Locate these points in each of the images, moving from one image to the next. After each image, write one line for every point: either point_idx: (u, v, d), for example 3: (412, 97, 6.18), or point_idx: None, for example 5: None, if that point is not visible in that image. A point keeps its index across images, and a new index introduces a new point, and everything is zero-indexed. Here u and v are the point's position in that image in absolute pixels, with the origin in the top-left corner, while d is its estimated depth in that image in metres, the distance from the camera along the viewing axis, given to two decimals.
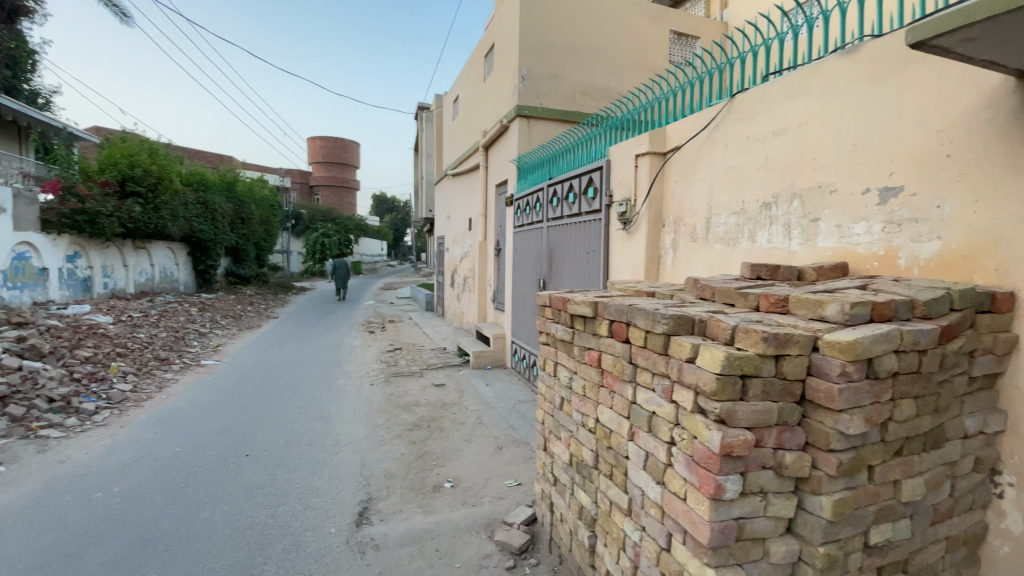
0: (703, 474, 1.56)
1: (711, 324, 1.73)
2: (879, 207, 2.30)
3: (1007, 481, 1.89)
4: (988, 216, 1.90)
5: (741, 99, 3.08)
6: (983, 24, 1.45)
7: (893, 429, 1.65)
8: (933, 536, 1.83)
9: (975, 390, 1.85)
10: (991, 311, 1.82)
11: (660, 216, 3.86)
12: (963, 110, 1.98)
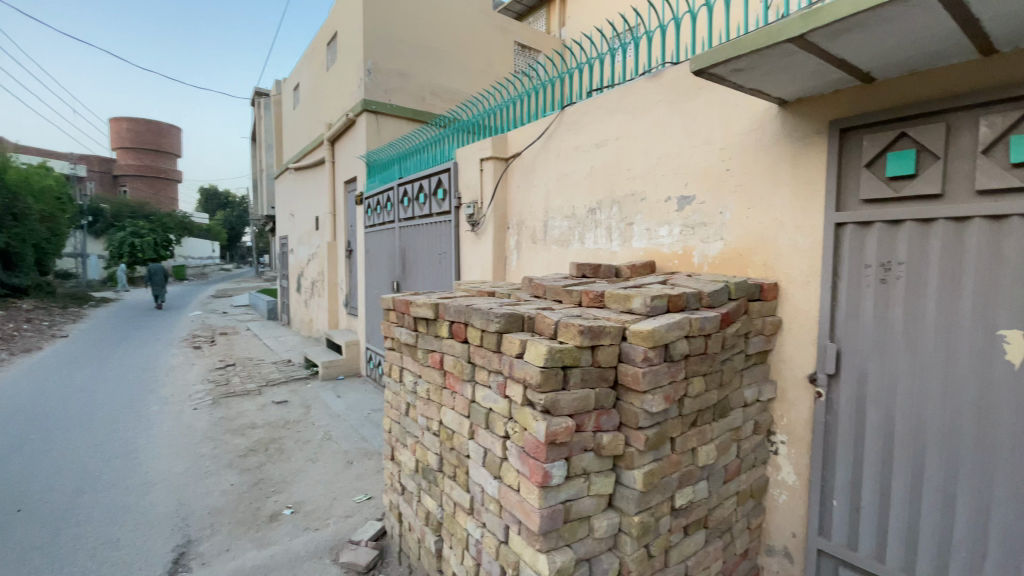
0: (532, 464, 1.65)
1: (538, 320, 1.86)
2: (677, 212, 2.70)
3: (780, 439, 2.31)
4: (759, 221, 2.33)
5: (572, 111, 3.34)
6: (747, 57, 1.76)
7: (689, 404, 1.92)
8: (727, 493, 2.15)
9: (752, 365, 2.24)
10: (761, 298, 2.23)
11: (505, 218, 4.00)
12: (740, 133, 2.39)
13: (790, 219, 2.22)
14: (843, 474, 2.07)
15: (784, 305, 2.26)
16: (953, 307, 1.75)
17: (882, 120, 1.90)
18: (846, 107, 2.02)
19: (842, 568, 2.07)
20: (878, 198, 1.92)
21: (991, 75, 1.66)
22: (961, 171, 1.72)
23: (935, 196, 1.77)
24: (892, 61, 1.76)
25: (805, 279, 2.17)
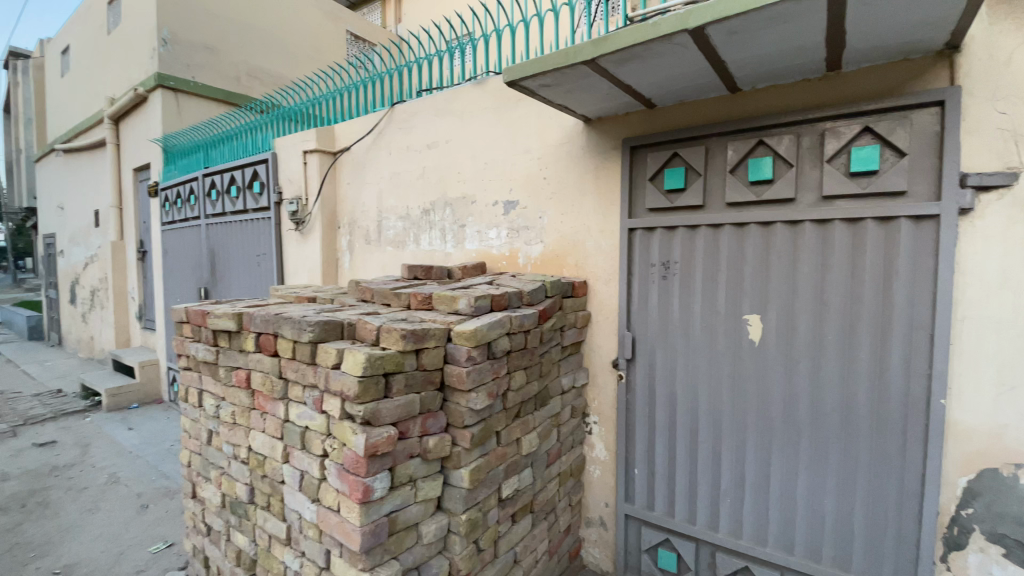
0: (352, 481, 1.56)
1: (358, 327, 1.76)
2: (504, 216, 2.82)
3: (593, 420, 2.57)
4: (571, 225, 2.57)
5: (401, 109, 3.27)
6: (552, 73, 1.90)
7: (512, 397, 2.03)
8: (549, 476, 2.32)
9: (567, 355, 2.46)
10: (573, 295, 2.47)
11: (333, 217, 3.73)
12: (554, 144, 2.61)
13: (596, 223, 2.49)
14: (642, 444, 2.38)
15: (593, 301, 2.53)
16: (713, 296, 2.15)
17: (661, 141, 2.25)
18: (635, 128, 2.34)
19: (644, 527, 2.38)
20: (660, 208, 2.27)
21: (732, 111, 2.08)
22: (715, 187, 2.12)
23: (698, 207, 2.16)
24: (666, 90, 2.08)
25: (609, 277, 2.46)
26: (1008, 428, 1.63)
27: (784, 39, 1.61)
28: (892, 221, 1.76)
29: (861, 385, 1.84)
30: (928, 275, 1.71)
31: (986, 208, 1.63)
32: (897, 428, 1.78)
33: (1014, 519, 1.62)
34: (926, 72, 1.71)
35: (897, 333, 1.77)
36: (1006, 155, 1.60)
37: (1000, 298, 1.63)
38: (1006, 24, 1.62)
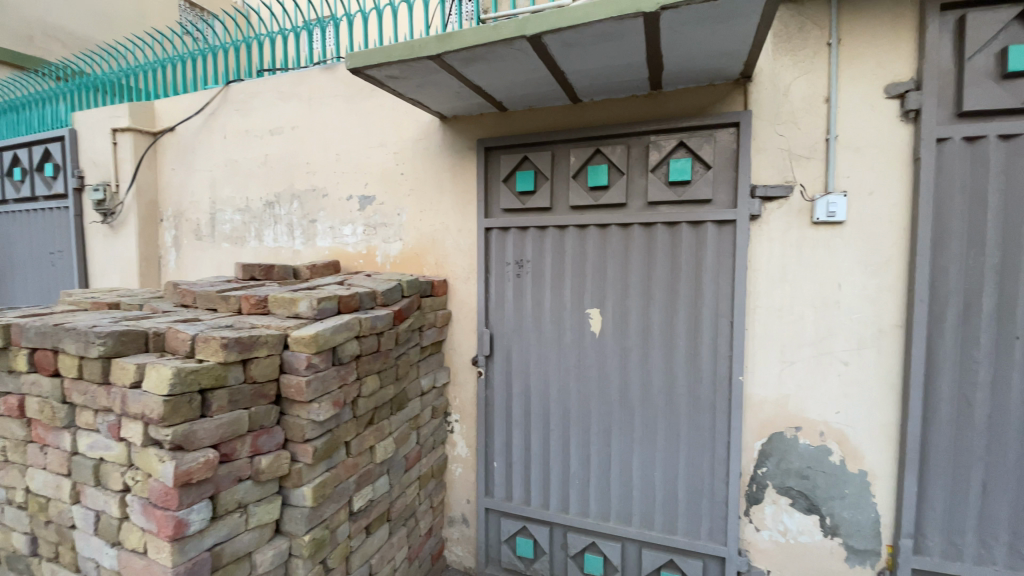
0: (160, 516, 1.35)
1: (168, 337, 1.53)
2: (359, 212, 2.67)
3: (454, 419, 2.57)
4: (428, 223, 2.53)
5: (239, 89, 2.93)
6: (398, 65, 1.83)
7: (362, 404, 1.92)
8: (408, 480, 2.26)
9: (426, 356, 2.41)
10: (432, 294, 2.43)
11: (157, 208, 3.22)
12: (409, 138, 2.54)
13: (454, 222, 2.48)
14: (500, 438, 2.45)
15: (452, 299, 2.53)
16: (560, 293, 2.28)
17: (512, 143, 2.32)
18: (489, 128, 2.38)
19: (504, 518, 2.45)
20: (513, 208, 2.33)
21: (574, 119, 2.22)
22: (560, 190, 2.25)
23: (547, 209, 2.27)
24: (514, 94, 2.13)
25: (467, 275, 2.47)
26: (789, 396, 1.95)
27: (612, 55, 1.73)
28: (702, 225, 2.02)
29: (680, 368, 2.09)
30: (729, 272, 1.99)
31: (769, 215, 1.94)
32: (708, 404, 2.06)
33: (793, 472, 1.96)
34: (726, 97, 1.98)
35: (707, 321, 2.04)
36: (785, 171, 1.91)
37: (781, 290, 1.94)
38: (785, 60, 1.91)
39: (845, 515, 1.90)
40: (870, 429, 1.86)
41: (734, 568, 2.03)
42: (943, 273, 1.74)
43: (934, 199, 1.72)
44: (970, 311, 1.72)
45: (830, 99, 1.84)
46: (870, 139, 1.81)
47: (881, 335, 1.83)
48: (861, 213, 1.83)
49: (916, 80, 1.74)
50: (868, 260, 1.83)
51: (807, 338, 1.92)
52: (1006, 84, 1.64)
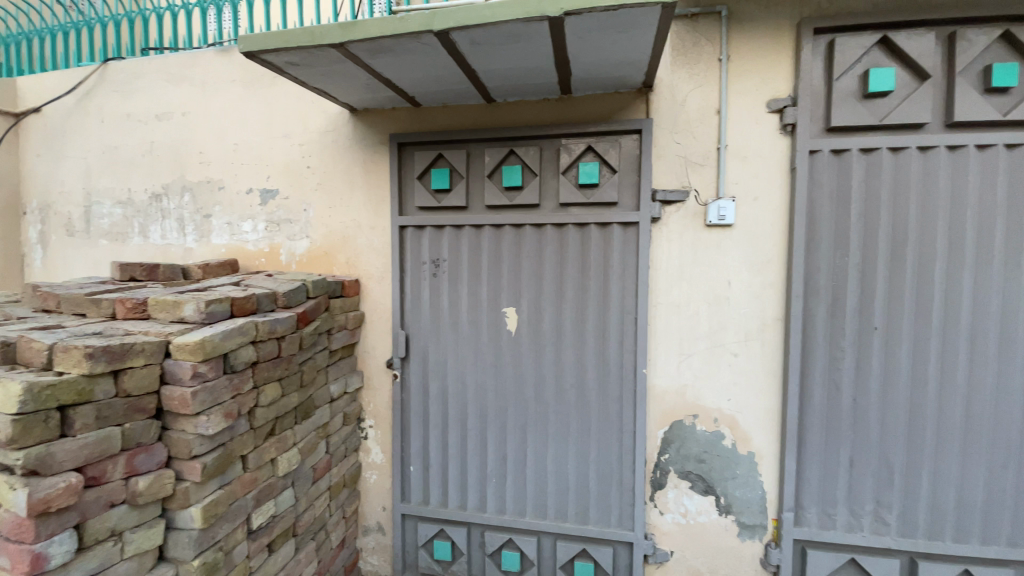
0: (10, 553, 1.17)
1: (19, 348, 1.33)
2: (260, 207, 2.49)
3: (368, 424, 2.48)
4: (338, 220, 2.41)
5: (118, 67, 2.62)
6: (298, 52, 1.72)
7: (261, 414, 1.79)
8: (316, 492, 2.14)
9: (336, 360, 2.30)
10: (342, 295, 2.32)
11: (16, 198, 2.80)
12: (316, 131, 2.41)
13: (365, 220, 2.38)
14: (416, 441, 2.40)
15: (364, 300, 2.43)
16: (475, 292, 2.28)
17: (425, 140, 2.27)
18: (402, 124, 2.32)
19: (421, 523, 2.40)
20: (427, 206, 2.29)
21: (487, 119, 2.22)
22: (474, 190, 2.25)
23: (462, 208, 2.25)
24: (425, 90, 2.08)
25: (380, 275, 2.39)
26: (687, 386, 2.09)
27: (521, 56, 1.75)
28: (609, 227, 2.11)
29: (590, 364, 2.17)
30: (633, 271, 2.09)
31: (669, 218, 2.06)
32: (616, 397, 2.15)
33: (692, 457, 2.10)
34: (630, 105, 2.08)
35: (614, 318, 2.13)
36: (682, 176, 2.04)
37: (680, 287, 2.08)
38: (682, 72, 2.03)
39: (737, 494, 2.06)
40: (756, 414, 2.04)
41: (641, 552, 2.14)
42: (815, 271, 1.93)
43: (806, 205, 1.91)
44: (837, 305, 1.92)
45: (721, 110, 1.99)
46: (754, 149, 1.98)
47: (764, 328, 2.01)
48: (747, 216, 2.00)
49: (792, 97, 1.93)
50: (753, 259, 2.00)
51: (703, 332, 2.07)
52: (866, 103, 1.85)
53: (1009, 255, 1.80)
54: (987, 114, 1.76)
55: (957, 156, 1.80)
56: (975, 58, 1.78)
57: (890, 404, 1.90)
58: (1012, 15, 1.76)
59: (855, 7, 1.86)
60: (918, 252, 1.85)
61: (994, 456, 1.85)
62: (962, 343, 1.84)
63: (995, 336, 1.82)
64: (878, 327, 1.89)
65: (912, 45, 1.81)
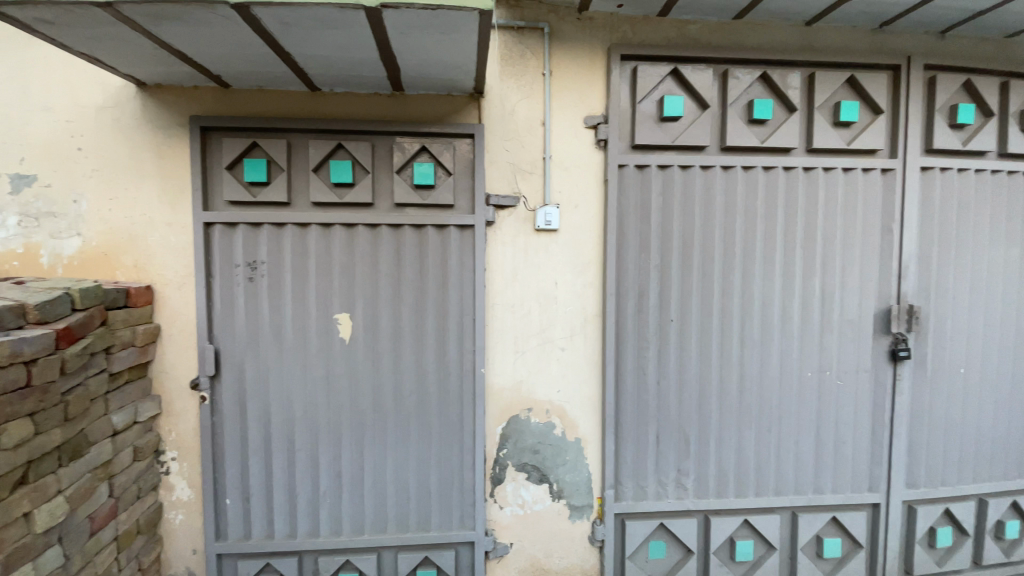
0: None
1: None
2: (7, 196, 1.96)
3: (170, 456, 2.11)
4: (123, 215, 2.01)
5: None
6: (47, 5, 1.38)
7: (4, 459, 1.40)
8: (98, 546, 1.75)
9: (120, 385, 1.91)
10: (128, 305, 1.93)
11: None
12: (90, 106, 1.98)
13: (160, 216, 2.02)
14: (233, 469, 2.12)
15: (160, 311, 2.06)
16: (301, 297, 2.09)
17: (235, 126, 2.01)
18: (206, 106, 2.02)
19: (241, 560, 2.12)
20: (240, 201, 2.03)
21: (311, 109, 2.05)
22: (298, 185, 2.06)
23: (283, 204, 2.04)
24: (232, 70, 1.84)
25: (181, 281, 2.05)
26: (522, 382, 2.18)
27: (340, 45, 1.64)
28: (445, 229, 2.10)
29: (428, 368, 2.14)
30: (469, 273, 2.12)
31: (502, 221, 2.13)
32: (455, 399, 2.16)
33: (527, 449, 2.20)
34: (463, 108, 2.09)
35: (451, 320, 2.13)
36: (512, 182, 2.12)
37: (513, 288, 2.15)
38: (510, 82, 2.10)
39: (567, 479, 2.21)
40: (582, 403, 2.21)
41: (482, 549, 2.17)
42: (625, 272, 2.16)
43: (617, 212, 2.13)
44: (644, 301, 2.17)
45: (545, 122, 2.11)
46: (575, 159, 2.14)
47: (587, 323, 2.19)
48: (570, 222, 2.15)
49: (604, 115, 2.13)
50: (576, 261, 2.16)
51: (534, 330, 2.18)
52: (662, 125, 2.13)
53: (766, 257, 2.22)
54: (749, 141, 2.14)
55: (728, 175, 2.17)
56: (741, 94, 2.16)
57: (687, 385, 2.21)
58: (766, 61, 2.16)
59: (653, 40, 2.12)
60: (703, 254, 2.18)
61: (760, 422, 2.26)
62: (736, 330, 2.22)
63: (758, 323, 2.23)
64: (675, 319, 2.19)
65: (697, 78, 2.13)
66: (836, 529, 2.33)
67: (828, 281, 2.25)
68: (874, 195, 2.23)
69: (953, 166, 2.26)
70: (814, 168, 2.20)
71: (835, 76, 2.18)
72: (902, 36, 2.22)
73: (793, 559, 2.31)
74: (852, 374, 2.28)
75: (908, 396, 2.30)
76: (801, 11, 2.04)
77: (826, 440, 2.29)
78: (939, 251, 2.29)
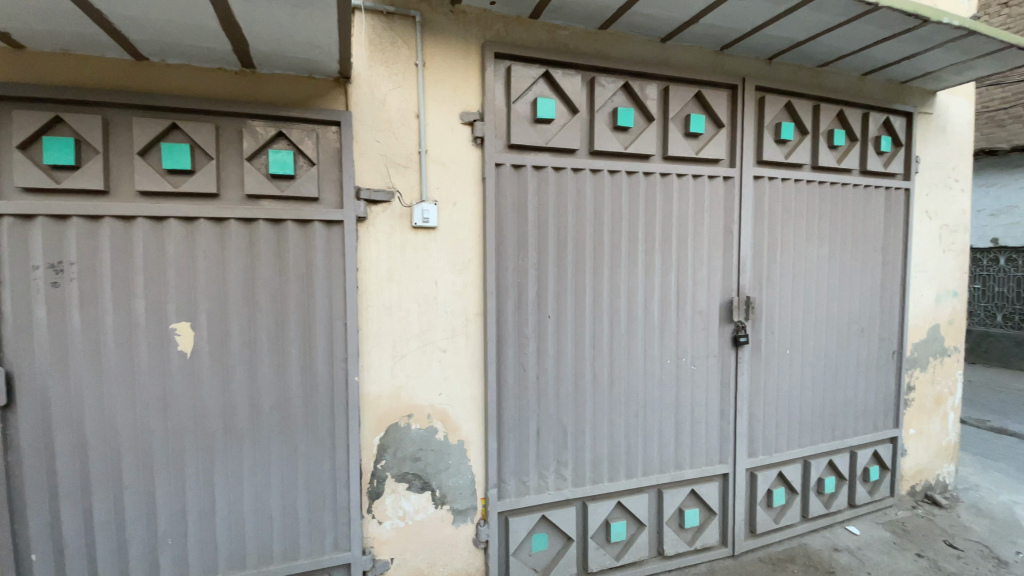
0: None
1: None
2: None
3: None
4: None
5: None
6: None
7: None
8: None
9: None
10: None
11: None
12: None
13: None
14: (38, 518, 1.72)
15: None
16: (128, 305, 1.75)
17: (31, 95, 1.63)
18: None
19: None
20: (40, 188, 1.65)
21: (136, 82, 1.73)
22: (121, 171, 1.72)
23: (100, 193, 1.70)
24: (19, 24, 1.48)
25: None
26: (401, 388, 2.07)
27: (171, 6, 1.40)
28: (309, 224, 1.92)
29: (293, 378, 1.94)
30: (338, 273, 1.96)
31: (375, 218, 1.99)
32: (325, 410, 1.98)
33: (408, 457, 2.09)
34: (327, 94, 1.93)
35: (318, 325, 1.95)
36: (386, 176, 1.99)
37: (389, 289, 2.03)
38: (380, 70, 1.98)
39: (450, 484, 2.15)
40: (463, 405, 2.16)
41: (359, 569, 2.03)
42: (504, 270, 2.16)
43: (495, 210, 2.12)
44: (522, 299, 2.20)
45: (419, 114, 2.02)
46: (451, 155, 2.07)
47: (467, 323, 2.15)
48: (449, 219, 2.08)
49: (480, 112, 2.10)
50: (455, 260, 2.11)
51: (412, 332, 2.07)
52: (537, 126, 2.17)
53: (631, 255, 2.37)
54: (614, 146, 2.28)
55: (598, 177, 2.28)
56: (607, 101, 2.29)
57: (564, 379, 2.28)
58: (628, 72, 2.31)
59: (526, 41, 2.15)
60: (576, 253, 2.27)
61: (629, 409, 2.41)
62: (607, 324, 2.35)
63: (625, 317, 2.38)
64: (551, 316, 2.25)
65: (567, 83, 2.20)
66: (694, 500, 2.58)
67: (683, 276, 2.48)
68: (718, 200, 2.52)
69: (777, 175, 2.63)
70: (670, 174, 2.41)
71: (684, 91, 2.42)
72: (738, 59, 2.51)
73: (659, 533, 2.51)
74: (704, 360, 2.55)
75: (747, 376, 2.63)
76: (657, 27, 2.21)
77: (684, 421, 2.52)
78: (768, 250, 2.65)
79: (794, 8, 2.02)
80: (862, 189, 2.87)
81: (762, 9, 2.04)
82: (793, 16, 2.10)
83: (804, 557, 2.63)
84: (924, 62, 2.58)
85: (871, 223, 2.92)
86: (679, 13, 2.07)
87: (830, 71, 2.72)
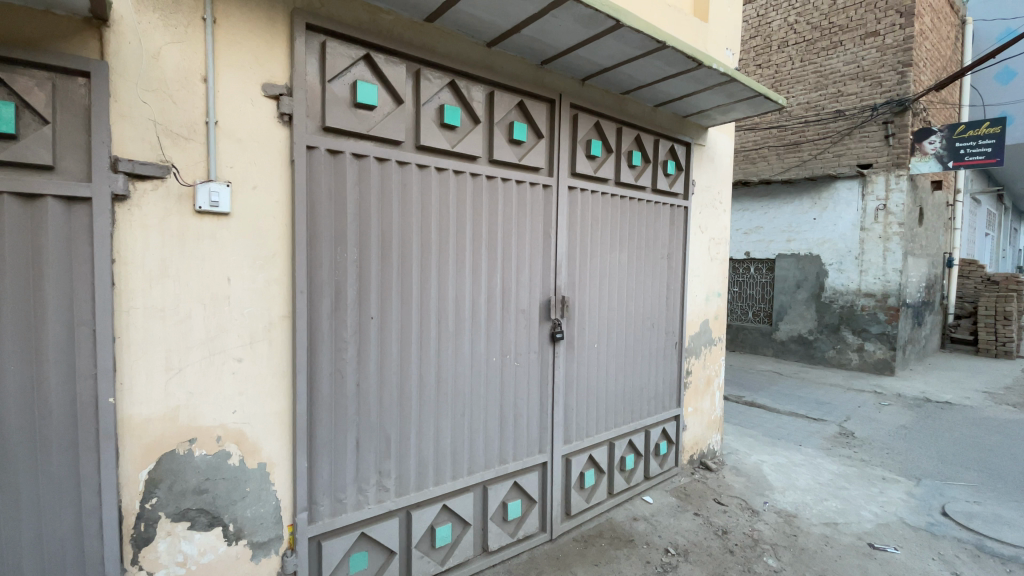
0: None
1: None
2: None
3: None
4: None
5: None
6: None
7: None
8: None
9: None
10: None
11: None
12: None
13: None
14: None
15: None
16: None
17: None
18: None
19: None
20: None
21: None
22: None
23: None
24: None
25: None
26: (179, 408, 1.70)
27: None
28: (38, 199, 1.47)
29: (12, 401, 1.48)
30: (86, 264, 1.54)
31: (141, 197, 1.60)
32: (65, 441, 1.55)
33: (189, 491, 1.73)
34: (73, 37, 1.49)
35: (54, 331, 1.52)
36: (158, 147, 1.63)
37: (162, 285, 1.66)
38: (152, 18, 1.61)
39: (247, 514, 1.84)
40: (264, 422, 1.87)
41: None
42: (317, 267, 1.94)
43: (306, 200, 1.89)
44: (340, 299, 2.00)
45: (207, 79, 1.70)
46: (251, 132, 1.79)
47: (270, 327, 1.87)
48: (245, 206, 1.79)
49: (289, 87, 1.86)
50: (255, 255, 1.82)
51: (196, 338, 1.73)
52: (357, 111, 2.00)
53: (457, 255, 2.36)
54: (440, 143, 2.24)
55: (423, 173, 2.21)
56: (433, 97, 2.24)
57: (387, 384, 2.16)
58: (454, 70, 2.30)
59: (345, 17, 1.96)
60: (401, 250, 2.17)
61: (455, 410, 2.39)
62: (433, 325, 2.29)
63: (452, 317, 2.36)
64: (373, 316, 2.10)
65: (390, 71, 2.10)
66: (517, 492, 2.68)
67: (508, 276, 2.56)
68: (538, 205, 2.67)
69: (588, 187, 2.89)
70: (494, 177, 2.46)
71: (508, 98, 2.50)
72: (557, 75, 2.69)
73: (484, 529, 2.54)
74: (525, 356, 2.66)
75: (563, 369, 2.83)
76: (483, 30, 2.24)
77: (508, 416, 2.60)
78: (581, 253, 2.89)
79: (601, 35, 2.24)
80: (653, 205, 3.33)
81: (576, 30, 2.20)
82: (601, 42, 2.32)
83: (610, 531, 2.93)
84: (700, 101, 3.09)
85: (661, 234, 3.40)
86: (502, 19, 2.12)
87: (631, 99, 3.09)
